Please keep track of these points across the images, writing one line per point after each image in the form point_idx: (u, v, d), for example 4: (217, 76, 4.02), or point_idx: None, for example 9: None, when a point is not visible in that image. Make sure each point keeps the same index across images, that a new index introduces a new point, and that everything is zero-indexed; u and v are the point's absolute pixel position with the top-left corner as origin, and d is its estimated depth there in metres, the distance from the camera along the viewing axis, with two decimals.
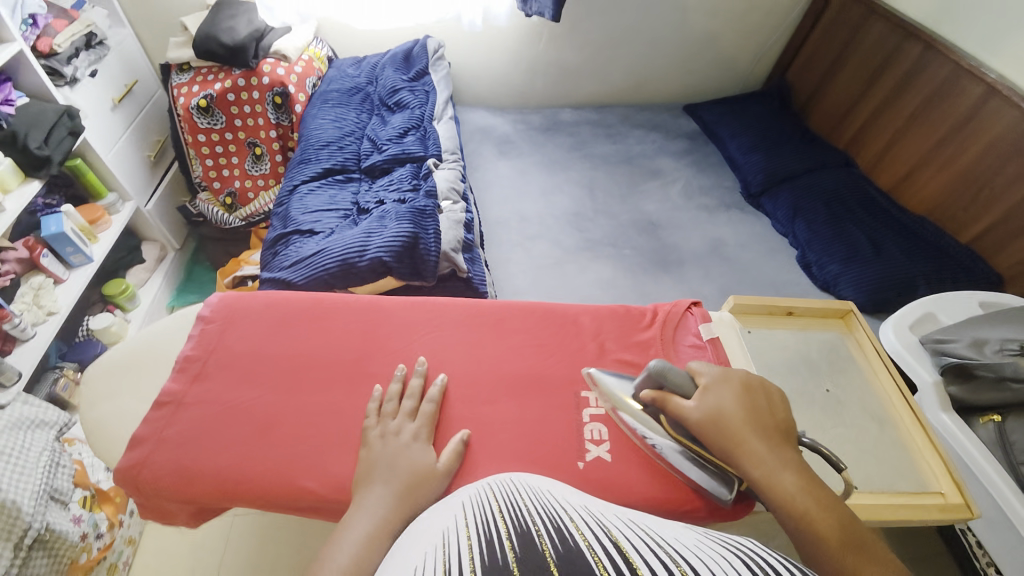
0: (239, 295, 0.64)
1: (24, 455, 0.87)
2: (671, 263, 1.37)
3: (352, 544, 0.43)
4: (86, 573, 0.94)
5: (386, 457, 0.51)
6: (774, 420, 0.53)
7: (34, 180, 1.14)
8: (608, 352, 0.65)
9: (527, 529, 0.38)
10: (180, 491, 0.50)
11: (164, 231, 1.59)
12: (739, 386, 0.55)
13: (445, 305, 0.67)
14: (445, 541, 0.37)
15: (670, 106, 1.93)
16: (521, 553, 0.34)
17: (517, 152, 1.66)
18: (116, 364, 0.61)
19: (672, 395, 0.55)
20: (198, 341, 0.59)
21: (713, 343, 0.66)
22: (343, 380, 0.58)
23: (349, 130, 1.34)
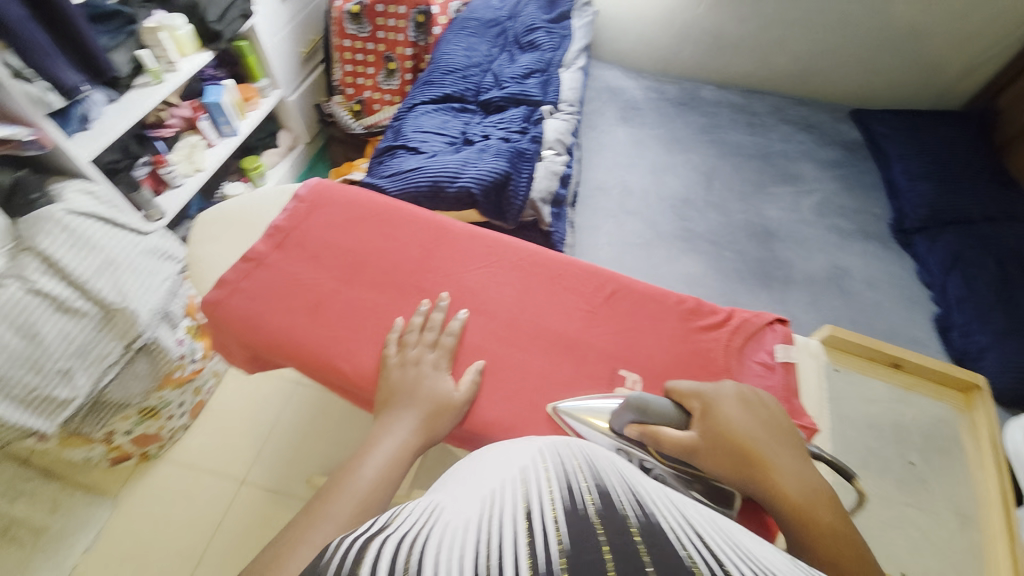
0: (332, 184, 0.68)
1: (152, 278, 1.04)
2: (774, 279, 1.24)
3: (380, 462, 0.49)
4: (176, 385, 1.16)
5: (405, 388, 0.53)
6: (781, 431, 0.49)
7: (207, 51, 1.28)
8: (661, 341, 0.58)
9: (609, 492, 0.33)
10: (242, 337, 0.57)
11: (299, 123, 1.76)
12: (738, 395, 0.51)
13: (505, 244, 0.64)
14: (525, 480, 0.35)
15: (834, 106, 1.65)
16: (602, 511, 0.30)
17: (640, 120, 1.56)
18: (226, 216, 0.69)
19: (660, 428, 0.48)
20: (289, 215, 0.65)
21: (787, 367, 0.57)
22: (394, 287, 0.60)
23: (477, 61, 1.33)
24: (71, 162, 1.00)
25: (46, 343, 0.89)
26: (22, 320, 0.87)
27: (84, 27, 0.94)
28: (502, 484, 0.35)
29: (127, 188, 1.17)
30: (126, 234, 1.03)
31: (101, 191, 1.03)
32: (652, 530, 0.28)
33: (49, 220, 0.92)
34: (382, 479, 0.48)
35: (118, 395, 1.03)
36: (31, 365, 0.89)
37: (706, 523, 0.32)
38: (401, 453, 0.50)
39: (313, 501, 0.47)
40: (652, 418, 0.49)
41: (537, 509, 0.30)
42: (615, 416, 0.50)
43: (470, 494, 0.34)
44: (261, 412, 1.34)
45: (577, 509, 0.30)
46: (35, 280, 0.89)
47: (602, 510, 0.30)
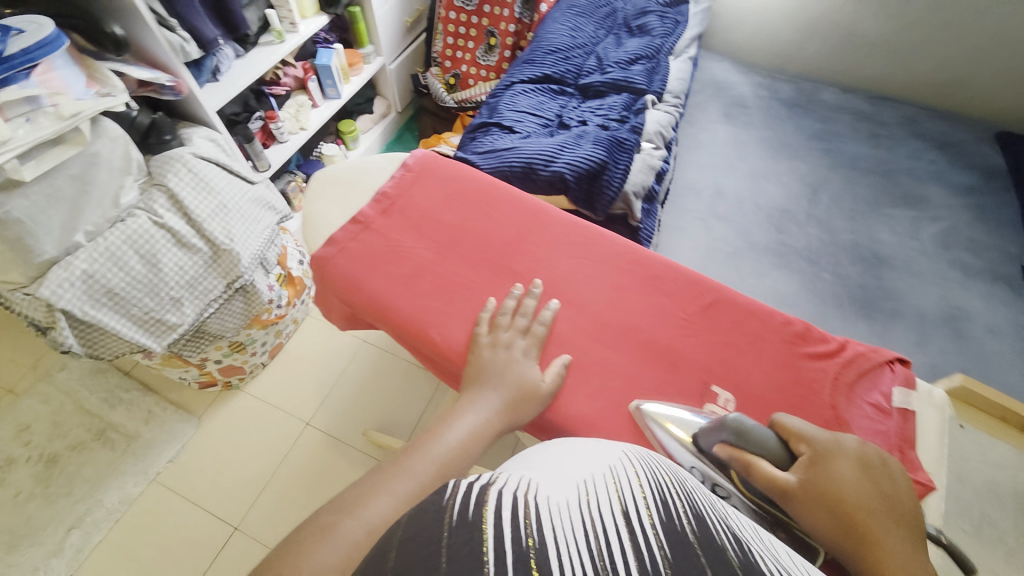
0: (437, 157, 0.69)
1: (255, 225, 1.13)
2: (877, 309, 1.12)
3: (460, 433, 0.50)
4: (262, 325, 1.26)
5: (496, 369, 0.53)
6: (903, 511, 0.42)
7: (324, 15, 1.35)
8: (762, 364, 0.54)
9: (696, 507, 0.38)
10: (345, 295, 0.59)
11: (394, 92, 1.81)
12: (859, 458, 0.45)
13: (605, 239, 0.63)
14: (616, 477, 0.40)
15: (980, 124, 1.44)
16: (699, 534, 0.34)
17: (745, 119, 1.45)
18: (337, 177, 0.71)
19: (758, 459, 0.45)
20: (397, 183, 0.67)
21: (903, 415, 0.52)
22: (490, 267, 0.61)
23: (581, 42, 1.29)
24: (201, 109, 1.10)
25: (164, 272, 0.99)
26: (146, 248, 0.96)
27: None
28: (594, 475, 0.40)
29: (243, 139, 1.25)
30: (239, 182, 1.11)
31: (223, 141, 1.13)
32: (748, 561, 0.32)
33: (178, 159, 1.02)
34: (463, 449, 0.49)
35: (215, 327, 1.13)
36: (149, 290, 0.98)
37: (769, 544, 0.36)
38: (482, 431, 0.50)
39: (399, 453, 0.49)
40: (753, 449, 0.46)
41: (632, 507, 0.36)
42: (708, 434, 0.48)
43: (561, 476, 0.40)
44: (329, 363, 1.43)
45: (675, 525, 0.34)
46: (161, 214, 0.98)
47: (698, 529, 0.35)
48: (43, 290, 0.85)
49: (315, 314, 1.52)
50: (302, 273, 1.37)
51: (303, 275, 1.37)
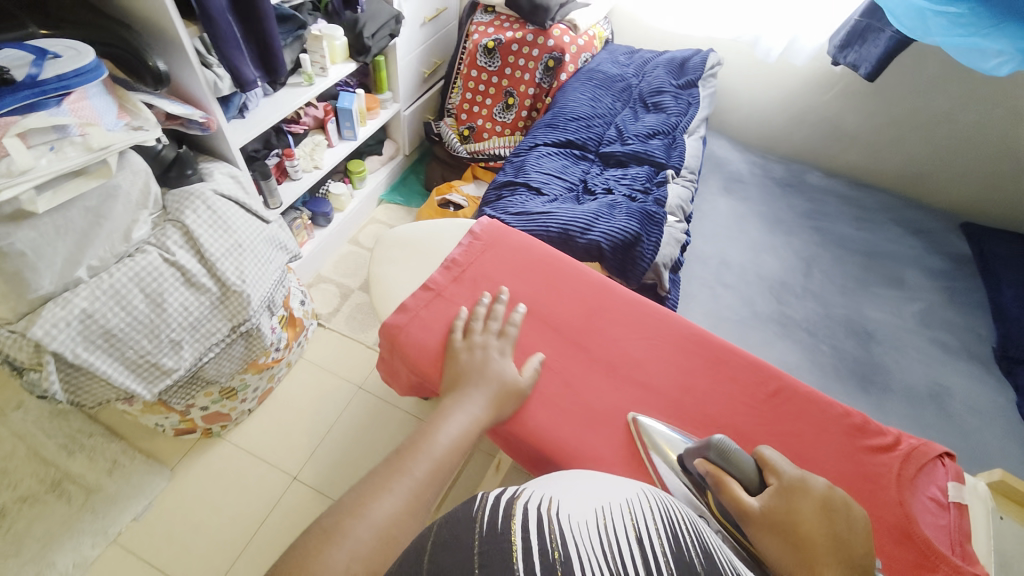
0: (504, 228, 0.78)
1: (268, 265, 1.08)
2: (872, 383, 1.17)
3: (453, 433, 0.53)
4: (257, 370, 1.18)
5: (477, 367, 0.59)
6: (854, 549, 0.44)
7: (352, 62, 1.38)
8: (824, 450, 0.58)
9: (707, 543, 0.40)
10: (419, 365, 0.64)
11: (405, 137, 1.82)
12: (824, 497, 0.48)
13: (666, 321, 0.69)
14: (633, 509, 0.41)
15: (946, 215, 1.60)
16: (710, 567, 0.36)
17: (744, 194, 1.55)
18: (404, 242, 0.81)
19: (729, 479, 0.50)
20: (466, 251, 0.74)
21: (960, 509, 0.56)
22: (561, 344, 0.67)
23: (601, 112, 1.36)
24: (225, 146, 1.08)
25: (168, 312, 0.92)
26: (153, 286, 0.90)
27: (269, 27, 0.99)
28: (613, 507, 0.41)
29: (260, 175, 1.22)
30: (256, 220, 1.07)
31: (243, 178, 1.10)
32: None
33: (198, 195, 0.97)
34: (455, 447, 0.52)
35: (210, 373, 1.05)
36: (149, 331, 0.90)
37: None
38: (471, 434, 0.54)
39: (394, 454, 0.50)
40: (728, 468, 0.51)
41: (649, 543, 0.37)
42: (693, 450, 0.54)
43: (583, 503, 0.41)
44: (320, 410, 1.35)
45: (686, 560, 0.36)
46: (173, 251, 0.93)
47: (705, 562, 0.37)
48: (35, 330, 0.78)
49: (308, 356, 1.45)
50: (302, 314, 1.32)
51: (302, 317, 1.32)
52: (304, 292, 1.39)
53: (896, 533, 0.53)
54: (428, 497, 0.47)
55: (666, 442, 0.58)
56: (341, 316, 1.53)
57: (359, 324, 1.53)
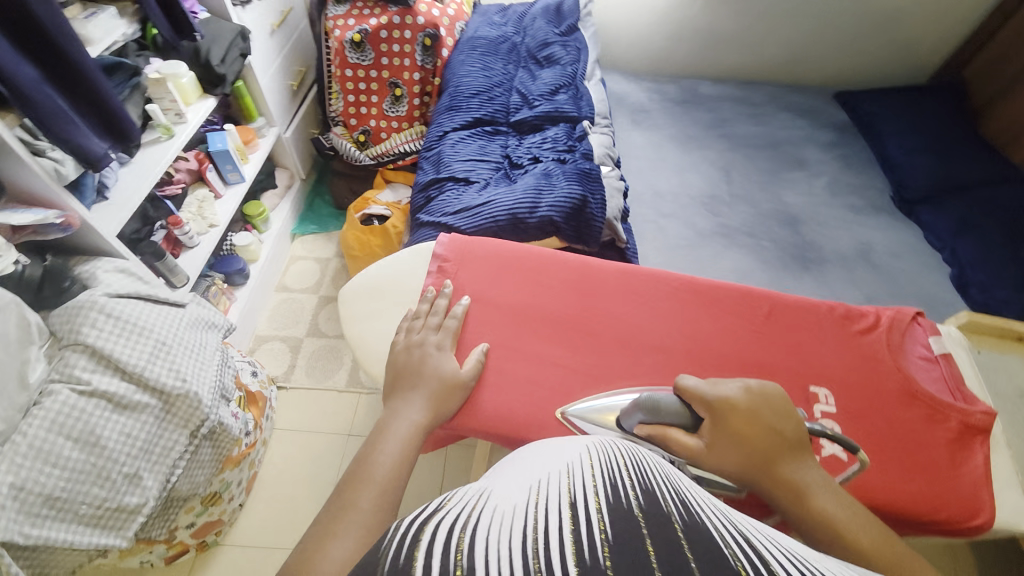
0: (466, 239, 0.75)
1: (203, 352, 0.95)
2: (811, 260, 1.29)
3: (398, 443, 0.53)
4: (235, 463, 1.06)
5: (410, 367, 0.61)
6: (790, 437, 0.53)
7: (209, 97, 1.22)
8: (828, 350, 0.64)
9: (653, 490, 0.32)
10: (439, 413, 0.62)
11: (296, 160, 1.66)
12: (753, 399, 0.54)
13: (656, 279, 0.70)
14: (570, 471, 0.33)
15: (821, 91, 1.75)
16: (647, 507, 0.29)
17: (651, 122, 1.59)
18: (371, 289, 0.74)
19: (671, 429, 0.54)
20: (438, 274, 0.72)
21: (946, 358, 0.64)
22: (569, 338, 0.67)
23: (498, 80, 1.31)
24: (99, 237, 0.92)
25: (109, 448, 0.78)
26: (79, 427, 0.77)
27: (101, 85, 0.83)
28: (549, 476, 0.33)
29: (152, 257, 1.06)
30: (169, 309, 0.93)
31: (135, 267, 0.95)
32: (699, 530, 0.27)
33: (89, 306, 0.83)
34: (401, 460, 0.52)
35: (185, 488, 0.93)
36: (95, 476, 0.78)
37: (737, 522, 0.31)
38: (409, 444, 0.54)
39: (339, 488, 0.48)
40: (667, 422, 0.54)
41: (578, 499, 0.29)
42: (630, 421, 0.55)
43: (516, 484, 0.34)
44: (317, 474, 1.26)
45: (621, 504, 0.29)
46: (85, 379, 0.79)
47: (646, 504, 0.29)
48: None
49: (279, 425, 1.33)
50: (259, 386, 1.19)
51: (260, 389, 1.20)
52: (251, 361, 1.25)
53: (909, 398, 0.60)
54: (382, 515, 0.46)
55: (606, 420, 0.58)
56: (299, 371, 1.41)
57: (322, 372, 1.42)
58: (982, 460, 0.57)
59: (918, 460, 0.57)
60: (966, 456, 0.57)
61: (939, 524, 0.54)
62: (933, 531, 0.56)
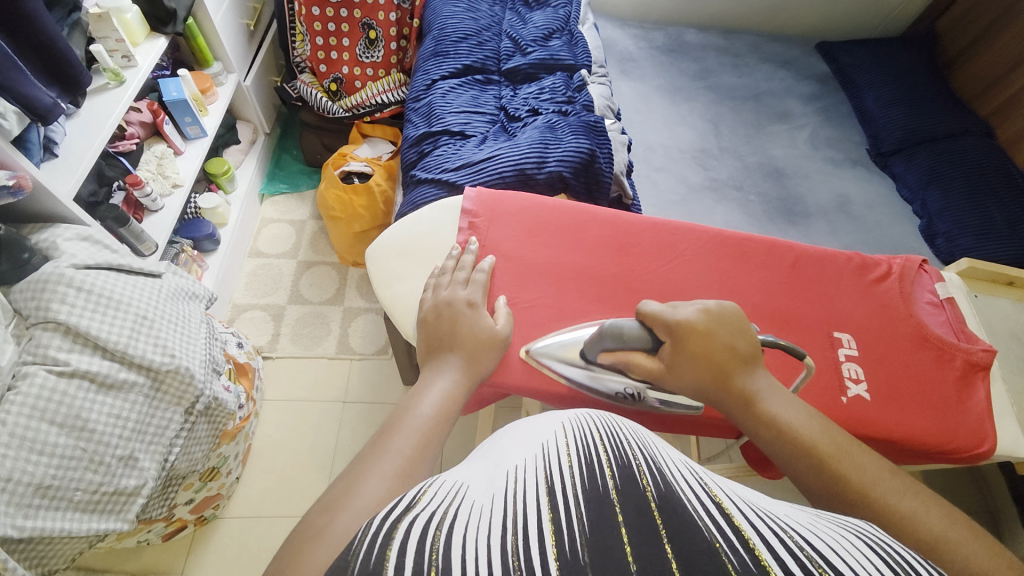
0: (494, 195, 0.73)
1: (187, 325, 0.88)
2: (796, 214, 1.32)
3: (437, 397, 0.48)
4: (230, 438, 1.01)
5: (445, 322, 0.56)
6: (743, 350, 0.53)
7: (159, 37, 1.07)
8: (849, 300, 0.69)
9: (628, 460, 0.31)
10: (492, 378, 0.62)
11: (259, 112, 1.51)
12: (707, 314, 0.54)
13: (690, 234, 0.72)
14: (546, 451, 0.32)
15: (801, 41, 1.74)
16: (622, 486, 0.28)
17: (639, 72, 1.54)
18: (397, 250, 0.70)
19: (631, 353, 0.56)
20: (470, 232, 0.70)
21: (950, 302, 0.72)
22: (610, 296, 0.68)
23: (485, 23, 1.22)
24: (54, 201, 0.81)
25: (100, 432, 0.73)
26: (64, 412, 0.70)
27: (44, 24, 0.73)
28: (526, 458, 0.31)
29: (116, 223, 0.95)
30: (144, 279, 0.85)
31: (100, 235, 0.86)
32: (671, 502, 0.27)
33: (57, 280, 0.74)
34: (441, 415, 0.47)
35: (183, 466, 0.89)
36: (87, 462, 0.72)
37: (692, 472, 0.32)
38: (450, 402, 0.48)
39: (375, 437, 0.43)
40: (625, 347, 0.57)
41: (556, 488, 0.28)
42: (589, 350, 0.60)
43: (490, 471, 0.32)
44: (316, 441, 1.23)
45: (598, 487, 0.28)
46: (62, 360, 0.72)
47: (623, 486, 0.28)
48: None
49: (270, 395, 1.28)
50: (247, 357, 1.13)
51: (249, 360, 1.14)
52: (234, 331, 1.17)
53: (921, 341, 0.67)
54: (418, 472, 0.40)
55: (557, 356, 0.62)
56: (285, 340, 1.35)
57: (309, 339, 1.36)
58: (984, 394, 0.65)
59: (933, 397, 0.64)
60: (970, 392, 0.65)
61: (951, 452, 0.61)
62: (943, 458, 0.63)
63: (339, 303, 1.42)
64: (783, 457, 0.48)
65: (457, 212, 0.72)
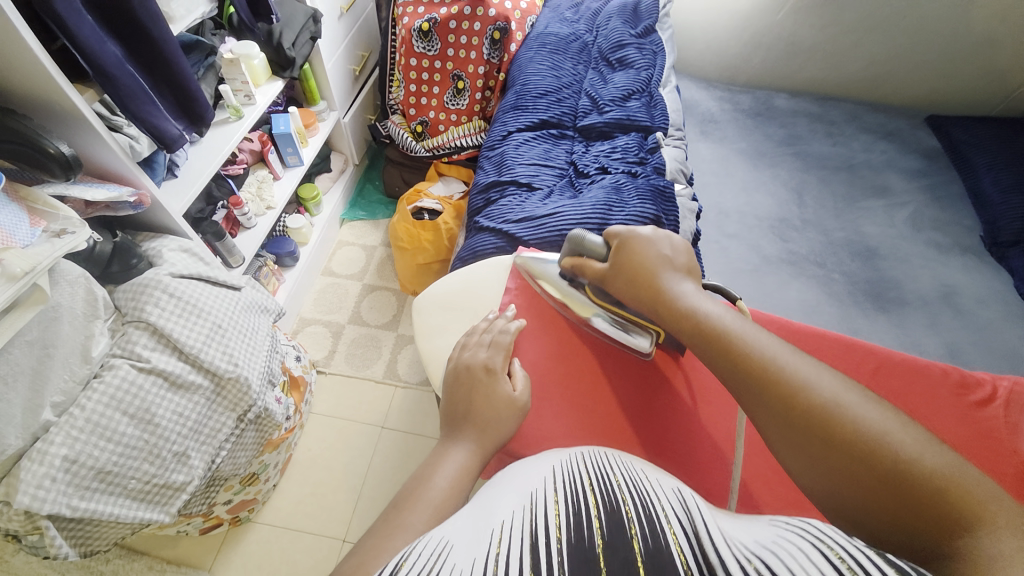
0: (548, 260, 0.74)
1: (254, 335, 0.96)
2: (888, 300, 1.16)
3: (451, 472, 0.47)
4: (274, 447, 1.07)
5: (463, 388, 0.55)
6: (677, 262, 0.62)
7: (277, 79, 1.24)
8: (941, 421, 0.61)
9: (617, 508, 0.35)
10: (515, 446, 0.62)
11: (352, 146, 1.66)
12: (650, 235, 0.63)
13: (752, 319, 0.68)
14: (532, 507, 0.35)
15: (909, 113, 1.61)
16: (609, 539, 0.31)
17: (720, 134, 1.50)
18: (444, 301, 0.72)
19: (590, 259, 0.66)
20: (518, 295, 0.71)
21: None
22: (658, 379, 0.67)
23: (567, 81, 1.26)
24: (167, 216, 0.95)
25: (163, 427, 0.80)
26: (136, 404, 0.78)
27: (180, 67, 0.86)
28: (513, 512, 0.35)
29: (213, 237, 1.08)
30: (226, 291, 0.95)
31: (198, 249, 0.97)
32: (658, 551, 0.30)
33: (154, 285, 0.84)
34: (454, 491, 0.46)
35: (227, 469, 0.94)
36: (146, 454, 0.78)
37: (685, 510, 0.37)
38: (464, 474, 0.48)
39: (389, 509, 0.43)
40: (584, 254, 0.67)
41: (539, 545, 0.31)
42: (562, 258, 0.70)
43: (476, 528, 0.34)
44: (349, 462, 1.26)
45: (583, 540, 0.31)
46: (145, 356, 0.80)
47: (609, 539, 0.31)
48: (19, 499, 0.66)
49: (317, 409, 1.34)
50: (302, 371, 1.20)
51: (303, 373, 1.21)
52: (295, 344, 1.25)
53: None
54: None
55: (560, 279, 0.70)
56: (339, 357, 1.42)
57: (360, 360, 1.42)
58: None
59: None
60: None
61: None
62: None
63: (393, 329, 1.48)
64: (702, 348, 0.53)
65: (507, 273, 0.74)
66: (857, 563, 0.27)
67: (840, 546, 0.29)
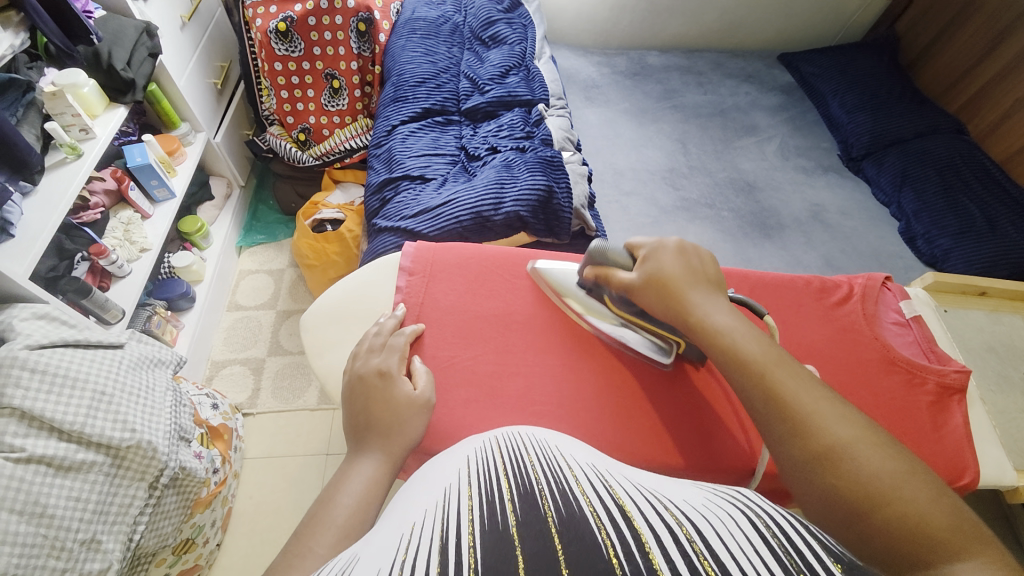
0: (435, 251, 0.73)
1: (150, 393, 0.86)
2: (771, 227, 1.28)
3: (358, 488, 0.47)
4: (206, 506, 0.98)
5: (360, 399, 0.54)
6: (708, 275, 0.59)
7: (119, 106, 1.11)
8: (814, 327, 0.68)
9: (530, 488, 0.35)
10: (433, 446, 0.59)
11: (230, 166, 1.52)
12: (677, 247, 0.60)
13: None
14: (445, 502, 0.34)
15: (764, 54, 1.76)
16: (522, 515, 0.31)
17: (603, 98, 1.55)
18: (334, 314, 0.69)
19: (612, 269, 0.62)
20: (409, 291, 0.68)
21: (918, 321, 0.71)
22: (562, 344, 0.68)
23: (444, 66, 1.23)
24: (8, 282, 0.82)
25: (58, 518, 0.71)
26: (20, 500, 0.69)
27: None
28: (425, 512, 0.33)
29: (76, 294, 0.95)
30: (105, 353, 0.84)
31: (58, 311, 0.85)
32: (572, 518, 0.31)
33: (9, 363, 0.73)
34: (363, 507, 0.45)
35: (152, 543, 0.85)
36: (49, 548, 0.70)
37: (597, 479, 0.38)
38: (372, 485, 0.47)
39: (290, 539, 0.41)
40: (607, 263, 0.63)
41: (452, 539, 0.29)
42: (581, 268, 0.66)
43: (386, 536, 0.33)
44: (298, 498, 1.19)
45: (497, 523, 0.30)
46: (17, 445, 0.70)
47: (522, 518, 0.31)
48: None
49: (251, 453, 1.25)
50: (222, 419, 1.11)
51: (224, 421, 1.11)
52: (209, 390, 1.15)
53: (888, 365, 0.66)
54: None
55: (574, 283, 0.68)
56: (265, 394, 1.33)
57: (290, 392, 1.34)
58: (961, 419, 0.64)
59: (907, 426, 0.63)
60: (948, 417, 0.64)
61: None
62: None
63: None
64: (727, 368, 0.52)
65: (396, 269, 0.72)
66: (790, 536, 0.29)
67: (771, 518, 0.32)
